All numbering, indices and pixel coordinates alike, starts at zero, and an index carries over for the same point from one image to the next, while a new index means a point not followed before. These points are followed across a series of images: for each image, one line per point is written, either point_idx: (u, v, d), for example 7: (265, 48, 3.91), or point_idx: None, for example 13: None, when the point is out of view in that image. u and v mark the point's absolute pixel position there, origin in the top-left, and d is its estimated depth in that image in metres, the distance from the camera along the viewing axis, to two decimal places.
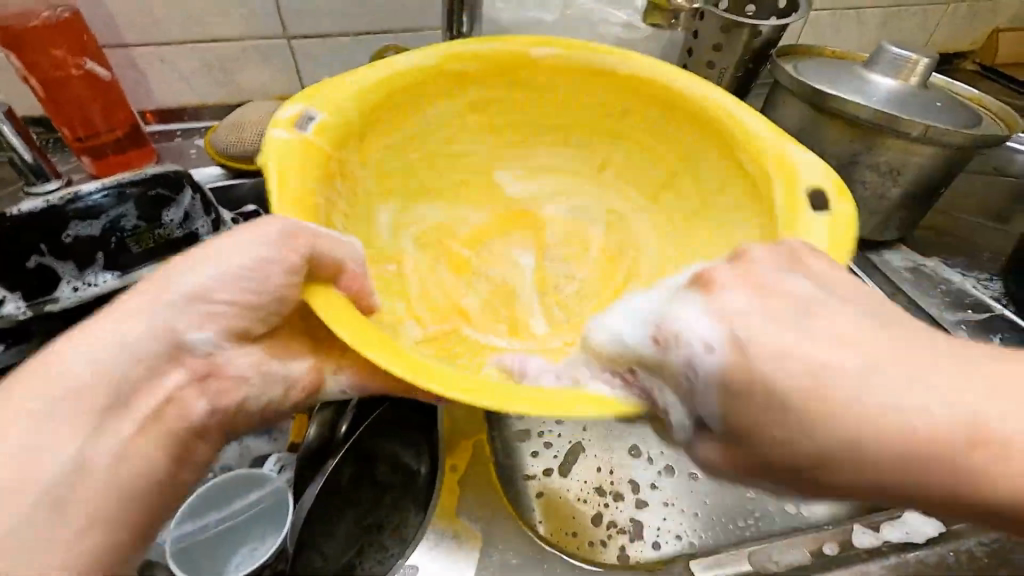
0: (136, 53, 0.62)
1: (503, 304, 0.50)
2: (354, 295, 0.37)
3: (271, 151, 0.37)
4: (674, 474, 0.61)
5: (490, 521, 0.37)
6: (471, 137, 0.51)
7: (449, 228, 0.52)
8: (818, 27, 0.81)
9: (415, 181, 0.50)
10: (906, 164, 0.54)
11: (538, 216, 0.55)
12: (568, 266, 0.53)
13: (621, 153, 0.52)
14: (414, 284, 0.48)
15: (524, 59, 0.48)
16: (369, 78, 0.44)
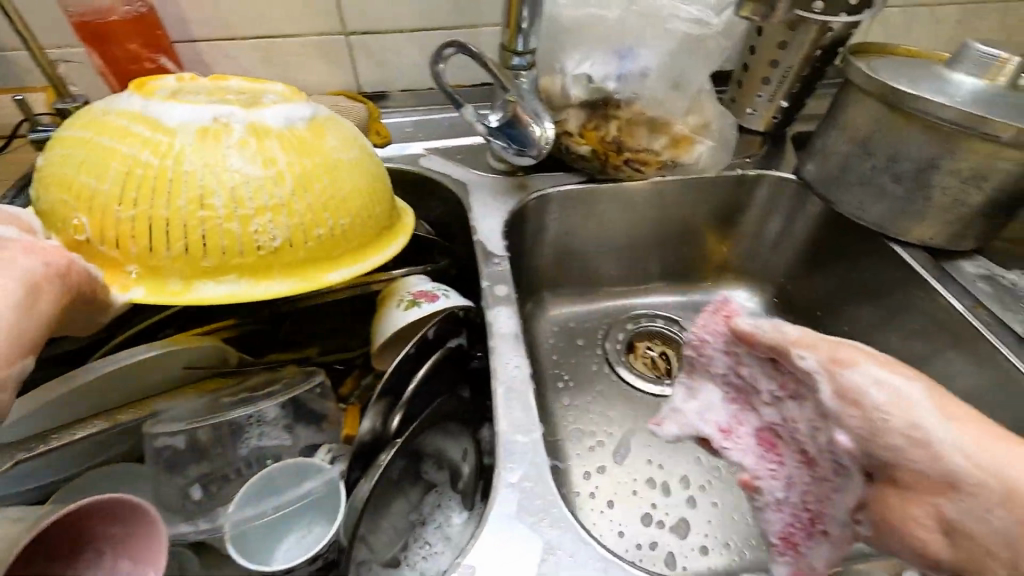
0: (202, 49, 0.67)
1: (193, 194, 0.41)
2: (231, 253, 0.42)
3: (254, 150, 0.42)
4: (718, 473, 0.59)
5: (552, 523, 0.35)
6: (185, 163, 0.41)
7: (205, 183, 0.41)
8: (886, 23, 0.78)
9: (176, 205, 0.41)
10: (993, 169, 0.49)
11: (191, 170, 0.41)
12: (206, 150, 0.41)
13: (186, 191, 0.41)
14: (218, 241, 0.42)
15: (179, 176, 0.41)
16: (193, 185, 0.41)
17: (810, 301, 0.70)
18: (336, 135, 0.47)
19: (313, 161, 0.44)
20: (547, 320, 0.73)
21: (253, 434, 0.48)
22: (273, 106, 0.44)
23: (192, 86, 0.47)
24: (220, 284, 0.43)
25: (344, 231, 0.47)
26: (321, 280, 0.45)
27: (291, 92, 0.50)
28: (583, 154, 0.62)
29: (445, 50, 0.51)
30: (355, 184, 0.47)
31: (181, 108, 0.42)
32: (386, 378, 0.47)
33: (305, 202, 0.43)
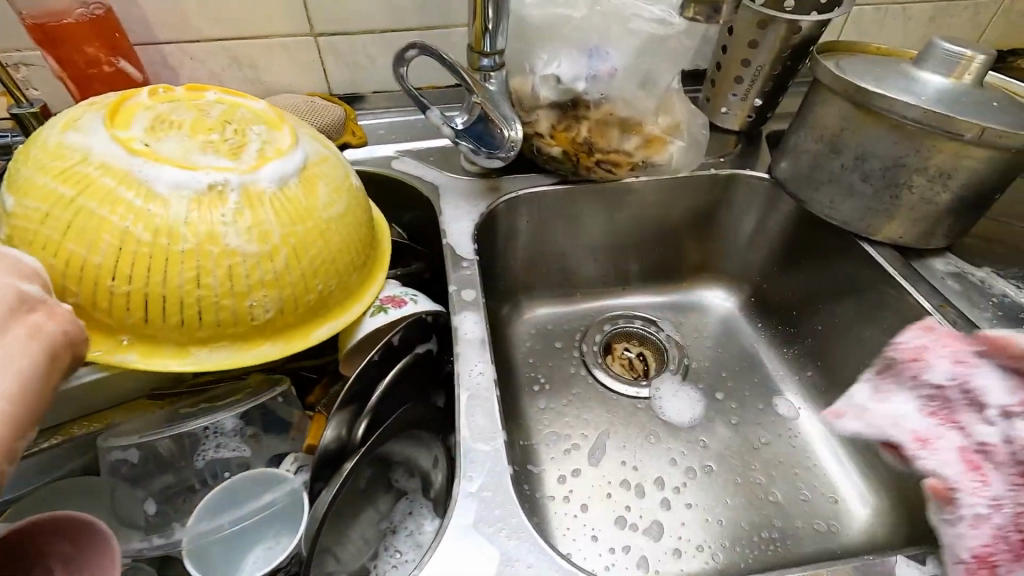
0: (166, 50, 0.66)
1: (186, 265, 0.38)
2: (224, 327, 0.41)
3: (250, 220, 0.40)
4: (694, 474, 0.59)
5: (510, 533, 0.35)
6: (177, 232, 0.38)
7: (199, 254, 0.38)
8: (858, 22, 0.78)
9: (170, 279, 0.38)
10: (958, 167, 0.49)
11: (185, 242, 0.38)
12: (199, 217, 0.38)
13: (181, 266, 0.38)
14: (212, 318, 0.40)
15: (172, 248, 0.38)
16: (190, 263, 0.38)
17: (785, 301, 0.70)
18: (324, 186, 0.46)
19: (306, 227, 0.43)
20: (523, 323, 0.73)
21: (210, 445, 0.48)
22: (267, 165, 0.42)
23: (172, 117, 0.43)
24: (214, 352, 0.41)
25: (331, 290, 0.46)
26: (309, 338, 0.45)
27: (273, 123, 0.47)
28: (555, 155, 0.61)
29: (407, 53, 0.51)
30: (341, 241, 0.46)
31: (171, 169, 0.38)
32: (352, 385, 0.47)
33: (299, 274, 0.43)
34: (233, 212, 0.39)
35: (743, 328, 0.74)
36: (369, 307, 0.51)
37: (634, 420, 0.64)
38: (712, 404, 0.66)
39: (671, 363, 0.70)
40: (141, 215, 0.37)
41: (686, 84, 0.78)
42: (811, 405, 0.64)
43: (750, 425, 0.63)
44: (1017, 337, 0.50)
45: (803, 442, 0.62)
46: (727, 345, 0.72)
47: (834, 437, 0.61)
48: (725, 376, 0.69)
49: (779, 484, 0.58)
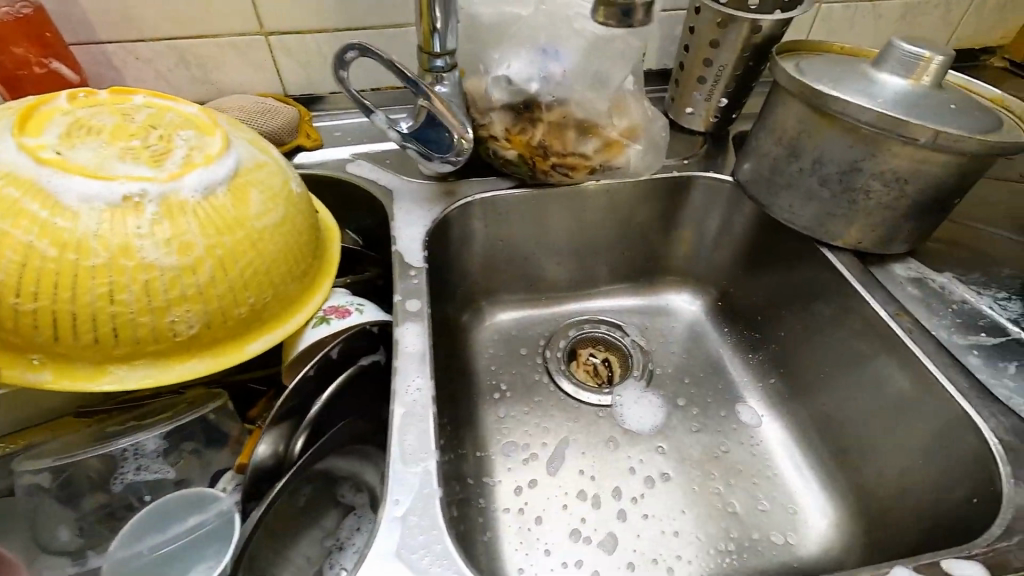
0: (109, 49, 0.64)
1: (97, 280, 0.36)
2: (144, 344, 0.39)
3: (169, 232, 0.38)
4: (653, 485, 0.58)
5: (432, 560, 0.33)
6: (87, 245, 0.36)
7: (112, 268, 0.36)
8: (827, 20, 0.76)
9: (80, 295, 0.36)
10: (915, 171, 0.48)
11: (96, 255, 0.36)
12: (111, 229, 0.36)
13: (92, 281, 0.36)
14: (130, 335, 0.38)
15: (81, 263, 0.36)
16: (101, 278, 0.36)
17: (750, 306, 0.69)
18: (258, 194, 0.44)
19: (234, 237, 0.41)
20: (485, 329, 0.71)
21: (129, 468, 0.45)
22: (192, 173, 0.40)
23: (91, 123, 0.41)
24: (135, 370, 0.40)
25: (266, 301, 0.45)
26: (242, 353, 0.44)
27: (204, 128, 0.45)
28: (511, 159, 0.60)
29: (347, 55, 0.49)
30: (276, 251, 0.45)
31: (82, 180, 0.36)
32: (287, 400, 0.45)
33: (228, 286, 0.41)
34: (149, 223, 0.38)
35: (709, 332, 0.72)
36: (311, 318, 0.49)
37: (594, 428, 0.63)
38: (675, 410, 0.64)
39: (635, 370, 0.69)
40: (47, 227, 0.35)
41: (653, 83, 0.76)
42: (774, 413, 0.63)
43: (712, 433, 0.62)
44: (974, 346, 0.49)
45: (764, 450, 0.61)
46: (692, 350, 0.71)
47: (795, 444, 0.60)
48: (688, 382, 0.67)
49: (738, 493, 0.57)
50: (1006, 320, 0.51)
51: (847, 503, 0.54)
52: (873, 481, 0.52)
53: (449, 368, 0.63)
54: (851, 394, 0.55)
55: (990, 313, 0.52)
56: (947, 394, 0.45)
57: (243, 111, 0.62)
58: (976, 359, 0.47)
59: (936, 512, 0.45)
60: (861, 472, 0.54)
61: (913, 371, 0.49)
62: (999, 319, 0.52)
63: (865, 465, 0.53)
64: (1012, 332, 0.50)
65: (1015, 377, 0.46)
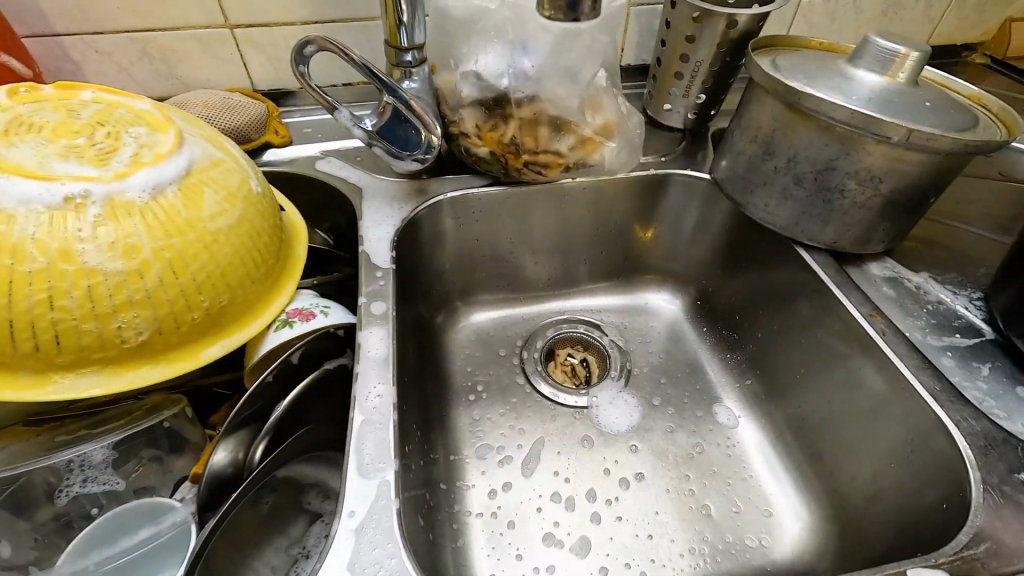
0: (67, 43, 0.61)
1: (34, 286, 0.34)
2: (88, 351, 0.37)
3: (114, 234, 0.36)
4: (627, 486, 0.57)
5: (387, 575, 0.32)
6: (23, 247, 0.34)
7: (51, 272, 0.35)
8: (808, 15, 0.75)
9: (16, 300, 0.34)
10: (890, 170, 0.47)
11: (33, 258, 0.34)
12: (49, 230, 0.35)
13: (29, 286, 0.34)
14: (74, 342, 0.36)
15: (16, 267, 0.34)
16: (39, 283, 0.34)
17: (729, 305, 0.68)
18: (212, 194, 0.42)
19: (185, 239, 0.40)
20: (461, 329, 0.70)
21: (76, 480, 0.44)
22: (138, 172, 0.38)
23: (32, 120, 0.40)
24: (81, 378, 0.38)
25: (224, 306, 0.43)
26: (198, 358, 0.42)
27: (156, 125, 0.44)
28: (483, 156, 0.58)
29: (306, 49, 0.47)
30: (234, 253, 0.43)
31: (19, 181, 0.35)
32: (246, 406, 0.44)
33: (179, 290, 0.39)
34: (91, 224, 0.36)
35: (688, 332, 0.72)
36: (274, 321, 0.48)
37: (570, 431, 0.61)
38: (651, 411, 0.64)
39: (613, 370, 0.68)
40: None
41: (630, 79, 0.75)
42: (750, 414, 0.62)
43: (688, 434, 0.61)
44: (948, 347, 0.49)
45: (740, 451, 0.60)
46: (670, 350, 0.70)
47: (771, 445, 0.60)
48: (665, 383, 0.67)
49: (713, 495, 0.56)
50: (981, 320, 0.51)
51: (823, 508, 0.53)
52: (847, 484, 0.52)
53: (422, 370, 0.62)
54: (827, 396, 0.55)
55: (965, 314, 0.51)
56: (920, 396, 0.45)
57: (207, 108, 0.60)
58: (950, 360, 0.47)
59: (907, 515, 0.45)
60: (835, 473, 0.53)
61: (887, 372, 0.48)
62: (973, 320, 0.51)
63: (840, 466, 0.53)
64: (986, 334, 0.49)
65: (989, 379, 0.46)
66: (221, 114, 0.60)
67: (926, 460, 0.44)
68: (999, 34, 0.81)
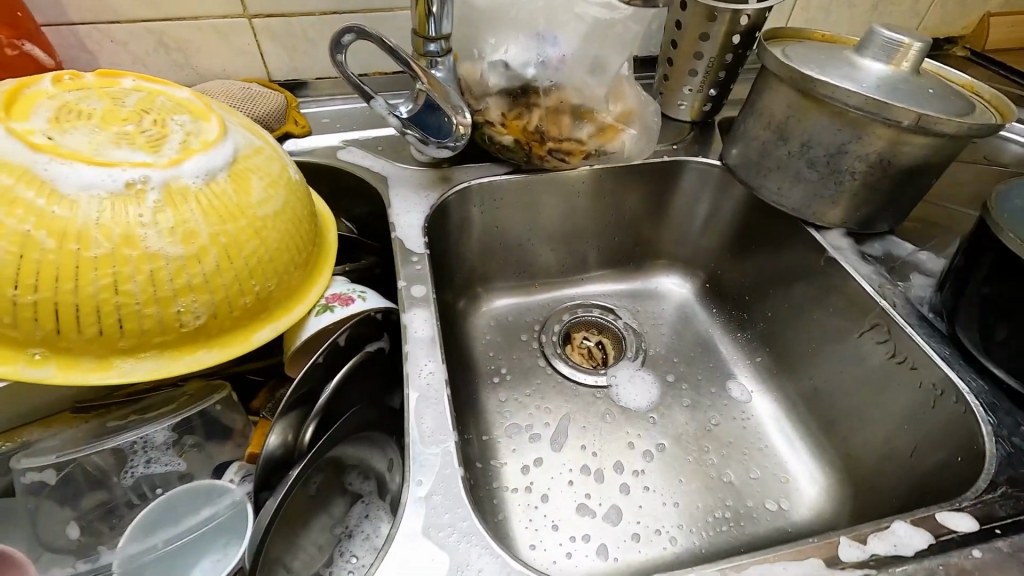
0: (82, 32, 0.61)
1: (99, 272, 0.35)
2: (148, 335, 0.38)
3: (172, 220, 0.37)
4: (651, 458, 0.60)
5: (460, 537, 0.34)
6: (88, 233, 0.35)
7: (115, 258, 0.35)
8: (805, 9, 0.79)
9: (81, 286, 0.35)
10: (898, 153, 0.50)
11: (98, 244, 0.35)
12: (111, 216, 0.35)
13: (93, 271, 0.35)
14: (136, 325, 0.37)
15: (82, 252, 0.35)
16: (104, 269, 0.35)
17: (738, 286, 0.71)
18: (258, 181, 0.43)
19: (237, 225, 0.40)
20: (481, 315, 0.72)
21: (139, 461, 0.45)
22: (190, 159, 0.39)
23: (80, 107, 0.40)
24: (140, 362, 0.39)
25: (272, 291, 0.44)
26: (250, 342, 0.43)
27: (198, 113, 0.44)
28: (507, 144, 0.60)
29: (343, 38, 0.48)
30: (280, 239, 0.44)
31: (80, 167, 0.35)
32: (296, 389, 0.44)
33: (233, 274, 0.40)
34: (150, 210, 0.36)
35: (698, 313, 0.75)
36: (314, 307, 0.49)
37: (594, 410, 0.64)
38: (668, 388, 0.66)
39: (629, 351, 0.71)
40: (44, 215, 0.34)
41: (638, 70, 0.77)
42: (762, 388, 0.66)
43: (704, 408, 0.64)
44: None
45: (755, 423, 0.63)
46: (682, 331, 0.73)
47: (783, 417, 0.63)
48: (680, 362, 0.70)
49: (732, 464, 0.60)
50: None
51: (837, 472, 0.57)
52: (859, 448, 0.55)
53: (449, 354, 0.63)
54: (836, 368, 0.58)
55: None
56: (930, 362, 0.48)
57: (229, 98, 0.61)
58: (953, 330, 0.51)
59: (919, 472, 0.48)
60: (847, 439, 0.57)
61: (897, 341, 0.51)
62: None
63: (852, 432, 0.56)
64: None
65: None
66: (244, 104, 0.61)
67: (937, 421, 0.48)
68: (979, 28, 0.86)
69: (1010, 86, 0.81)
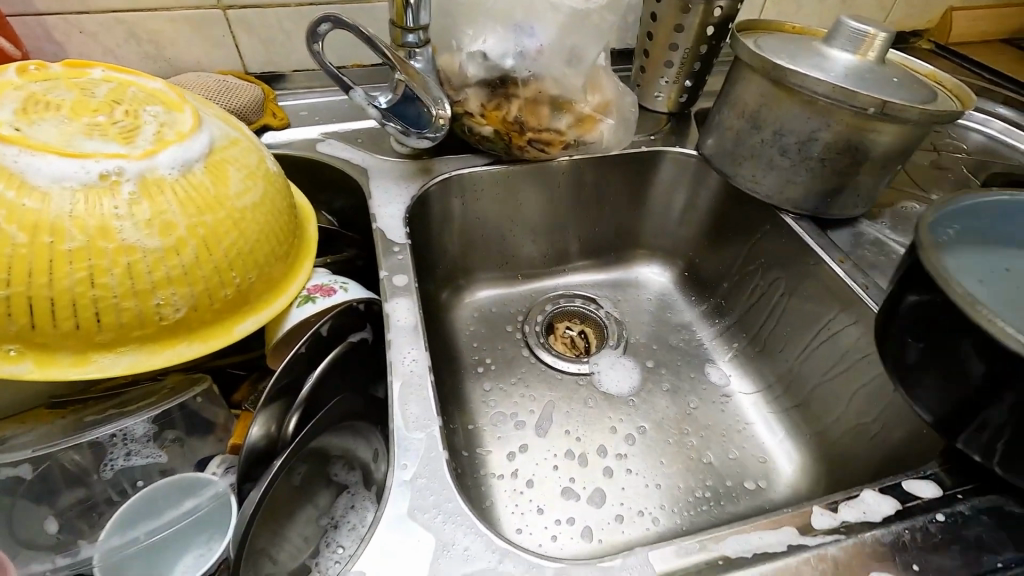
0: (49, 22, 0.59)
1: (75, 266, 0.34)
2: (127, 329, 0.37)
3: (149, 212, 0.37)
4: (633, 442, 0.61)
5: (445, 518, 0.34)
6: (62, 227, 0.34)
7: (91, 252, 0.35)
8: (777, 2, 0.81)
9: (55, 280, 0.34)
10: (865, 140, 0.52)
11: (72, 238, 0.34)
12: (85, 208, 0.35)
13: (68, 265, 0.34)
14: (114, 319, 0.37)
15: (56, 245, 0.34)
16: (79, 262, 0.35)
17: (715, 274, 0.73)
18: (236, 172, 0.43)
19: (216, 217, 0.40)
20: (464, 306, 0.72)
21: (120, 454, 0.44)
22: (166, 150, 0.38)
23: (48, 98, 0.39)
24: (119, 357, 0.38)
25: (253, 283, 0.44)
26: (232, 334, 0.43)
27: (172, 104, 0.43)
28: (487, 135, 0.60)
29: (320, 28, 0.48)
30: (260, 231, 0.44)
31: (52, 159, 0.34)
32: (278, 380, 0.44)
33: (213, 266, 0.40)
34: (125, 202, 0.36)
35: (678, 301, 0.76)
36: (295, 298, 0.49)
37: (577, 396, 0.64)
38: (649, 374, 0.68)
39: (611, 339, 0.72)
40: (16, 208, 0.33)
41: (616, 63, 0.78)
42: (740, 371, 0.68)
43: (684, 392, 0.66)
44: None
45: (733, 406, 0.65)
46: (662, 318, 0.75)
47: (760, 399, 0.65)
48: (660, 348, 0.71)
49: (712, 446, 0.61)
50: None
51: (812, 450, 0.59)
52: (833, 426, 0.57)
53: (433, 345, 0.63)
54: (810, 350, 0.60)
55: None
56: None
57: (205, 90, 0.60)
58: None
59: (890, 447, 0.50)
60: (821, 418, 0.59)
61: (866, 322, 0.53)
62: None
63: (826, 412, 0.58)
64: None
65: None
66: (220, 96, 0.60)
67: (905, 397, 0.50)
68: (942, 21, 0.89)
69: (973, 77, 0.84)
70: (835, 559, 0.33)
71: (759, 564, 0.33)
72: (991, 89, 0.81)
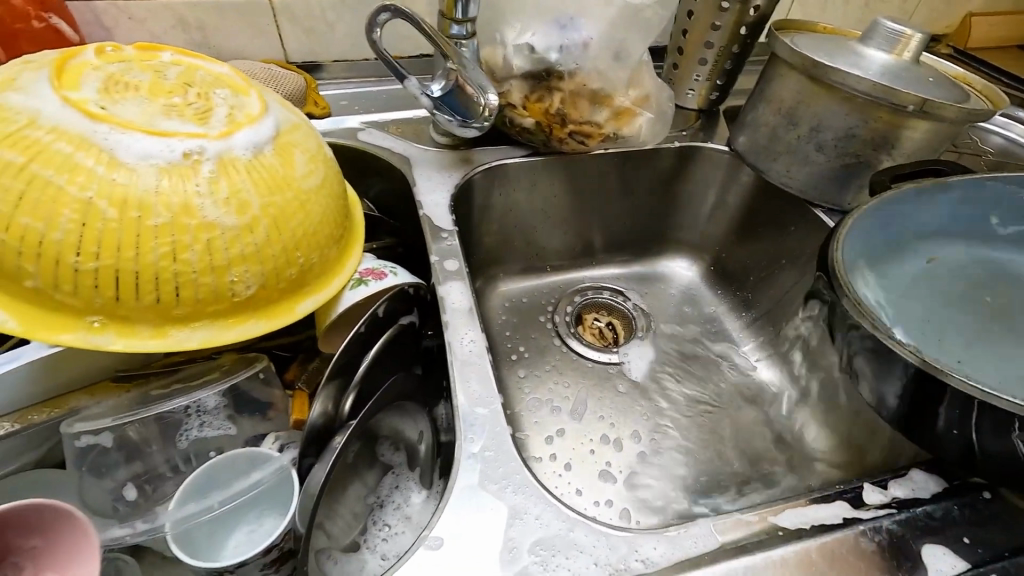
0: (100, 7, 0.60)
1: (159, 241, 0.36)
2: (203, 304, 0.39)
3: (226, 190, 0.38)
4: (665, 429, 0.62)
5: (515, 489, 0.35)
6: (147, 203, 0.35)
7: (174, 228, 0.36)
8: (803, 4, 0.83)
9: (140, 254, 0.35)
10: (899, 137, 0.54)
11: (156, 213, 0.35)
12: (169, 185, 0.36)
13: (153, 239, 0.35)
14: (192, 294, 0.38)
15: (143, 220, 0.35)
16: (163, 237, 0.36)
17: (742, 267, 0.75)
18: (300, 155, 0.44)
19: (285, 197, 0.41)
20: (497, 295, 0.73)
21: (194, 424, 0.45)
22: (240, 131, 0.39)
23: (126, 79, 0.40)
24: (193, 332, 0.39)
25: (314, 263, 0.45)
26: (295, 313, 0.44)
27: (238, 88, 0.44)
28: (528, 126, 0.61)
29: (379, 16, 0.49)
30: (322, 213, 0.45)
31: (138, 136, 0.35)
32: (337, 359, 0.45)
33: (281, 245, 0.41)
34: (205, 180, 0.37)
35: (704, 294, 0.78)
36: (349, 281, 0.50)
37: (610, 384, 0.66)
38: (678, 363, 0.69)
39: (639, 330, 0.73)
40: (106, 183, 0.35)
41: None
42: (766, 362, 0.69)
43: (713, 382, 0.68)
44: None
45: (761, 396, 0.66)
46: (689, 310, 0.76)
47: (788, 390, 0.66)
48: (688, 339, 0.73)
49: (742, 433, 0.63)
50: None
51: None
52: None
53: None
54: None
55: None
56: None
57: (253, 77, 0.61)
58: None
59: None
60: None
61: None
62: None
63: None
64: None
65: None
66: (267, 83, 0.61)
67: None
68: (961, 26, 0.92)
69: (991, 81, 0.87)
70: (890, 531, 0.35)
71: (818, 535, 0.34)
72: (1008, 92, 0.84)
